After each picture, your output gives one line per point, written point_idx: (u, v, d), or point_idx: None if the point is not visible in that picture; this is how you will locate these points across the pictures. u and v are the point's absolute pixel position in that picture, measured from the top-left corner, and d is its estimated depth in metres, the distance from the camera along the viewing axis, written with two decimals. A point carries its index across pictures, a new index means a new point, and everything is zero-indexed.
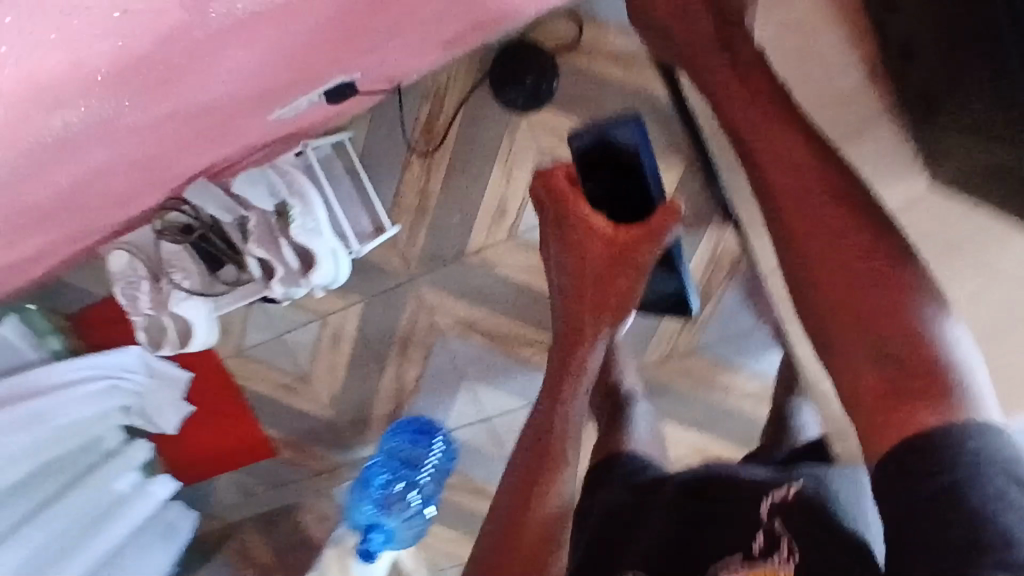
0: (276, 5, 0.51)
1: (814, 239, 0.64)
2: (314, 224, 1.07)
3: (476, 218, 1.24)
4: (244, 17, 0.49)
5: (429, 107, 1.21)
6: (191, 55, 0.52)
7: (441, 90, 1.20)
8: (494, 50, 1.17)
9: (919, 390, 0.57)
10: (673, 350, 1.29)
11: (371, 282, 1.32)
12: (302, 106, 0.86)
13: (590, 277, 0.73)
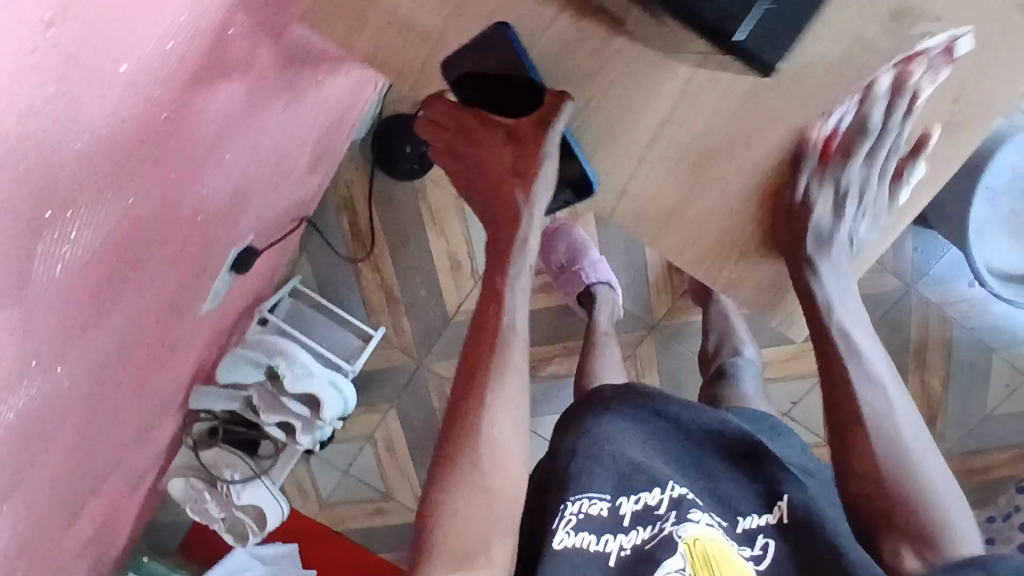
0: (98, 237, 0.56)
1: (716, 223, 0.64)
2: (306, 370, 1.14)
3: (440, 281, 1.31)
4: (74, 262, 0.54)
5: (347, 217, 1.27)
6: (57, 313, 0.57)
7: (347, 198, 1.26)
8: (367, 140, 1.24)
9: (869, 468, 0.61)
10: (675, 296, 1.31)
11: (390, 385, 1.39)
12: (223, 288, 0.93)
13: (501, 168, 0.64)
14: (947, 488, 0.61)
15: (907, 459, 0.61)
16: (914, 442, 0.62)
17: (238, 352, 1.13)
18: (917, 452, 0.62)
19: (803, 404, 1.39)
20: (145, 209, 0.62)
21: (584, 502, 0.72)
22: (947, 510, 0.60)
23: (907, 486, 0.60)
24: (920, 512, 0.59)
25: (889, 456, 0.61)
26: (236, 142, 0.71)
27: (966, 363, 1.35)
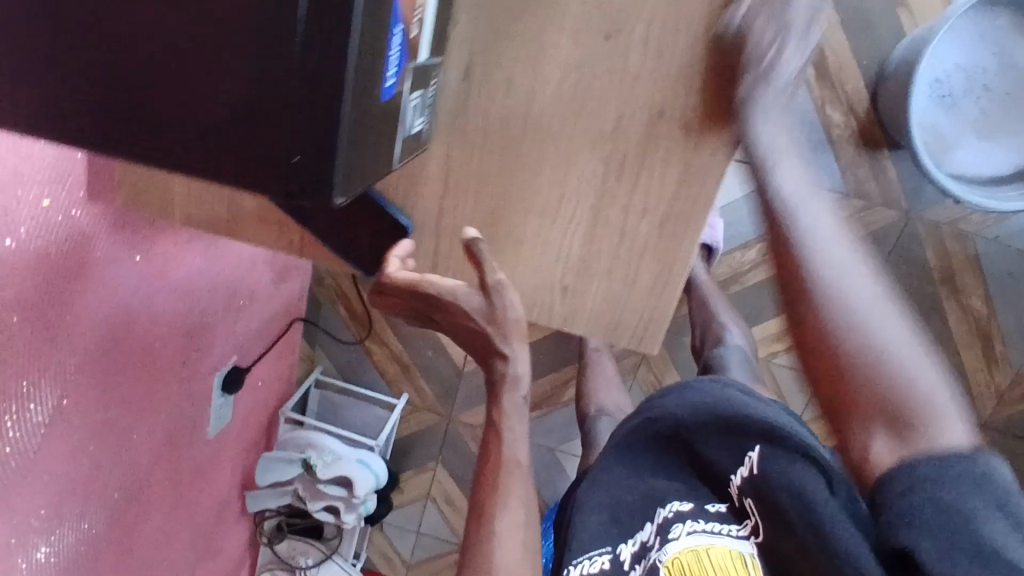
0: (44, 424, 0.68)
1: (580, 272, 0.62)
2: (334, 455, 1.24)
3: (440, 339, 1.37)
4: (29, 449, 0.67)
5: (342, 304, 1.35)
6: (34, 488, 0.69)
7: (337, 287, 1.33)
8: None
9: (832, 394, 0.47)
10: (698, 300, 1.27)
11: (429, 445, 1.46)
12: (222, 408, 1.05)
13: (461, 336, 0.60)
14: (933, 378, 0.45)
15: (875, 322, 0.46)
16: (893, 315, 0.46)
17: (274, 454, 1.25)
18: (897, 333, 0.46)
19: None
20: (92, 381, 0.74)
21: (584, 563, 0.68)
22: (928, 383, 0.45)
23: (862, 358, 0.45)
24: (887, 392, 0.45)
25: (838, 313, 0.46)
26: (159, 299, 0.82)
27: (1006, 275, 1.25)
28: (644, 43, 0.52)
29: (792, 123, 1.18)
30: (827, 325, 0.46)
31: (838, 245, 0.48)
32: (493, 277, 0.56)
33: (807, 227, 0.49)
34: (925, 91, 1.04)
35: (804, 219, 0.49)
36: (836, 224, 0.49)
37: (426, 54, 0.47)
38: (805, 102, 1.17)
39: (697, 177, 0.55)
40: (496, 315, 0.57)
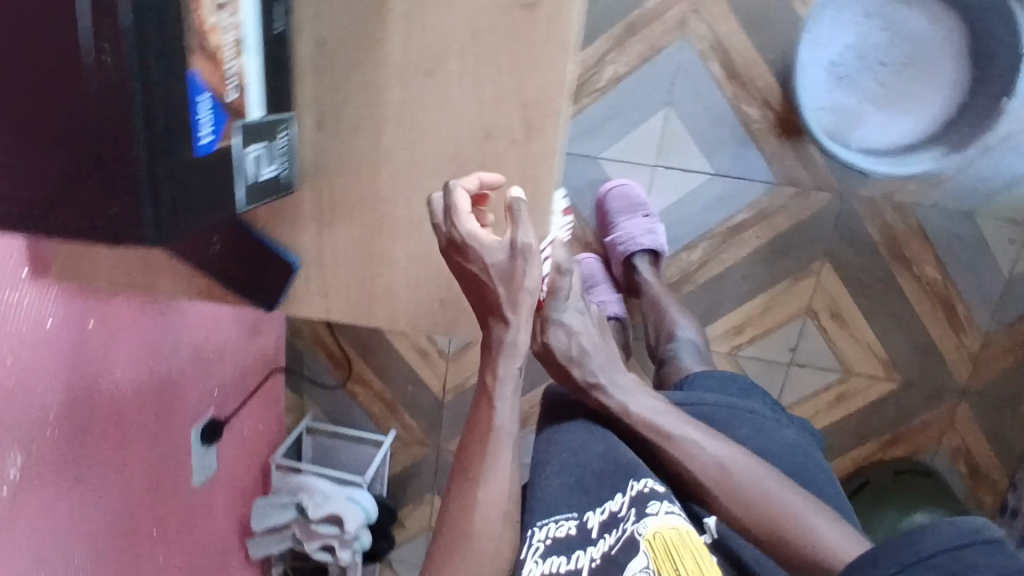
0: (18, 475, 0.77)
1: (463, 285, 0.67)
2: (325, 494, 1.30)
3: (418, 373, 1.43)
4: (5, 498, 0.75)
5: (321, 350, 1.43)
6: (16, 534, 0.78)
7: (314, 335, 1.41)
8: None
9: (763, 543, 0.80)
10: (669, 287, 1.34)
11: (423, 478, 1.50)
12: (202, 457, 1.13)
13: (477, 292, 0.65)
14: (821, 517, 0.79)
15: (771, 501, 0.80)
16: (779, 491, 0.81)
17: (266, 500, 1.31)
18: (786, 498, 0.81)
19: (803, 346, 1.35)
20: (63, 428, 0.83)
21: (551, 526, 0.83)
22: (817, 529, 0.78)
23: (778, 527, 0.79)
24: (800, 539, 0.78)
25: (748, 503, 0.81)
26: (123, 356, 0.91)
27: (953, 239, 1.26)
28: (462, 74, 0.60)
29: (712, 124, 1.25)
30: (747, 515, 0.81)
31: (727, 462, 0.83)
32: (525, 239, 0.62)
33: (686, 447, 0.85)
34: (822, 74, 1.09)
35: (688, 440, 0.85)
36: (709, 438, 0.85)
37: (259, 111, 0.56)
38: (719, 104, 1.24)
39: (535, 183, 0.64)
40: (514, 276, 0.64)
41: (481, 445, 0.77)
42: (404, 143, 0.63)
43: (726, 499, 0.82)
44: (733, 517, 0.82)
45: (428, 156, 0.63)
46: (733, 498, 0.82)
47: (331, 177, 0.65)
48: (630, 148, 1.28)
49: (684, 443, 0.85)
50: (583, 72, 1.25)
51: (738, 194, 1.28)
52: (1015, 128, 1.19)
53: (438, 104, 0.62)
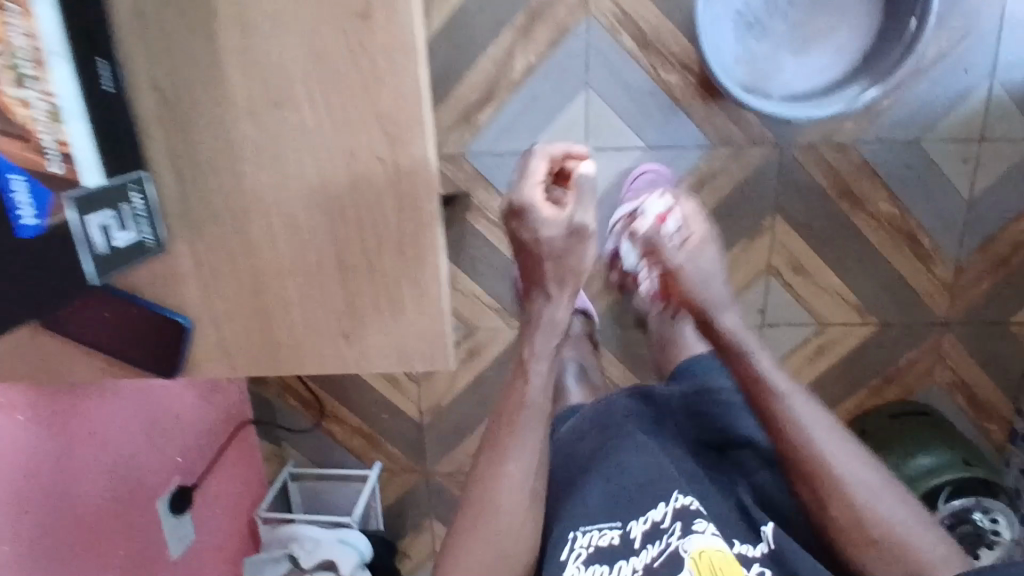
0: None
1: (360, 316, 0.65)
2: (315, 540, 1.27)
3: (392, 401, 1.40)
4: None
5: (290, 396, 1.40)
6: None
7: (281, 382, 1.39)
8: None
9: (860, 541, 0.76)
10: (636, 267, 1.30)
11: (417, 506, 1.45)
12: (177, 528, 1.11)
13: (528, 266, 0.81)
14: (933, 544, 0.74)
15: (882, 513, 0.75)
16: (890, 505, 0.76)
17: (257, 558, 1.28)
18: (896, 513, 0.75)
19: (772, 304, 1.31)
20: (18, 520, 0.82)
21: (594, 535, 0.82)
22: (925, 540, 0.74)
23: (883, 542, 0.74)
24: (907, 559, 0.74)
25: (855, 509, 0.76)
26: (63, 444, 0.89)
27: (903, 169, 1.22)
28: (308, 100, 0.58)
29: (634, 98, 1.23)
30: (852, 521, 0.76)
31: (842, 456, 0.78)
32: (578, 217, 0.74)
33: (811, 428, 0.80)
34: (731, 27, 1.05)
35: (807, 421, 0.80)
36: (832, 424, 0.81)
37: (94, 178, 0.57)
38: (637, 76, 1.22)
39: (412, 200, 0.60)
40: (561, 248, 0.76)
41: (505, 425, 0.84)
42: (268, 182, 0.61)
43: (833, 497, 0.77)
44: (839, 506, 0.77)
45: (297, 190, 0.61)
46: (839, 500, 0.77)
47: (205, 229, 0.63)
48: (558, 138, 1.26)
49: (801, 426, 0.80)
50: (495, 69, 1.23)
51: (675, 164, 1.25)
52: (942, 46, 1.16)
53: (291, 136, 0.59)
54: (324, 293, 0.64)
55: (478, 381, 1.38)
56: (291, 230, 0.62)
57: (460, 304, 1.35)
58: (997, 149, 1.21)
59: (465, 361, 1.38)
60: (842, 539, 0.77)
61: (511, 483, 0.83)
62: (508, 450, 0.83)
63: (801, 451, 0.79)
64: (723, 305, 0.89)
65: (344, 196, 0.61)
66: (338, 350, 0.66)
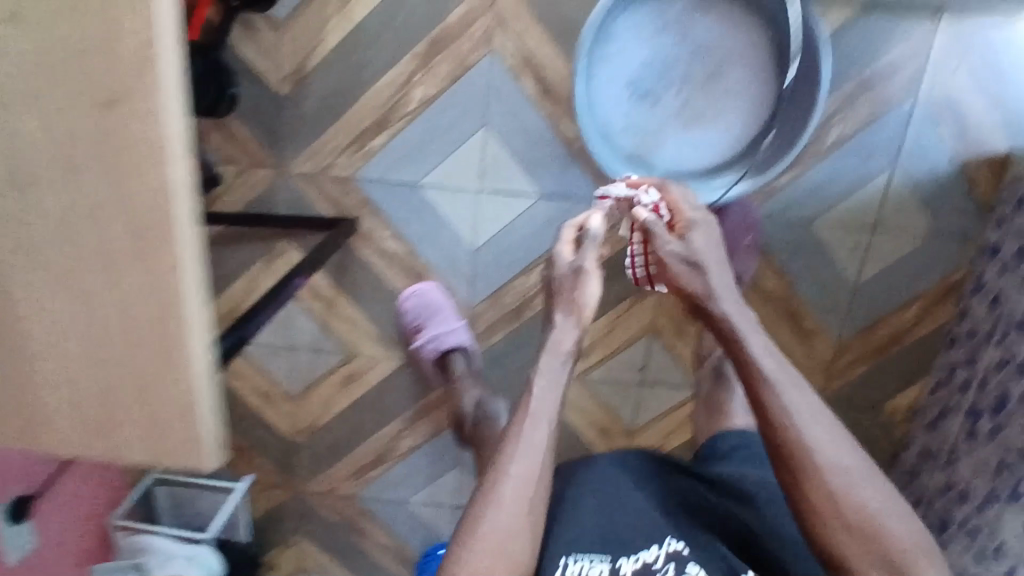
0: None
1: (113, 408, 0.61)
2: (166, 555, 1.25)
3: (265, 415, 1.37)
4: None
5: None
6: None
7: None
8: None
9: (840, 526, 0.75)
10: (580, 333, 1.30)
11: (286, 520, 1.44)
12: (15, 535, 1.08)
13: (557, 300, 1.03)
14: (911, 533, 0.75)
15: (864, 500, 0.76)
16: (871, 499, 0.76)
17: (105, 565, 1.24)
18: (876, 501, 0.76)
19: (653, 365, 1.30)
20: None
21: (584, 562, 0.84)
22: (898, 533, 0.75)
23: (863, 531, 0.75)
24: (892, 550, 0.74)
25: (837, 501, 0.76)
26: None
27: (792, 248, 1.21)
28: (53, 186, 0.54)
29: (532, 144, 1.20)
30: (835, 510, 0.76)
31: (826, 446, 0.77)
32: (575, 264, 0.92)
33: (800, 411, 0.79)
34: (620, 92, 1.02)
35: (797, 408, 0.79)
36: (821, 408, 0.80)
37: None
38: (537, 124, 1.18)
39: (167, 295, 0.56)
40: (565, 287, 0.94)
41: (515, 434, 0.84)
42: (10, 263, 0.57)
43: (817, 485, 0.76)
44: (823, 492, 0.76)
45: (44, 277, 0.57)
46: (823, 490, 0.76)
47: None
48: (452, 174, 1.22)
49: (789, 414, 0.78)
50: (392, 95, 1.18)
51: (566, 215, 1.23)
52: (843, 131, 1.13)
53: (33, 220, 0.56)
54: (77, 380, 0.61)
55: (353, 406, 1.36)
56: (35, 316, 0.59)
57: (342, 330, 1.31)
58: (887, 238, 1.20)
59: (344, 385, 1.35)
60: (825, 529, 0.76)
61: (502, 514, 0.80)
62: (501, 479, 0.82)
63: (790, 439, 0.78)
64: (722, 296, 0.86)
65: (92, 287, 0.57)
66: (91, 438, 0.63)
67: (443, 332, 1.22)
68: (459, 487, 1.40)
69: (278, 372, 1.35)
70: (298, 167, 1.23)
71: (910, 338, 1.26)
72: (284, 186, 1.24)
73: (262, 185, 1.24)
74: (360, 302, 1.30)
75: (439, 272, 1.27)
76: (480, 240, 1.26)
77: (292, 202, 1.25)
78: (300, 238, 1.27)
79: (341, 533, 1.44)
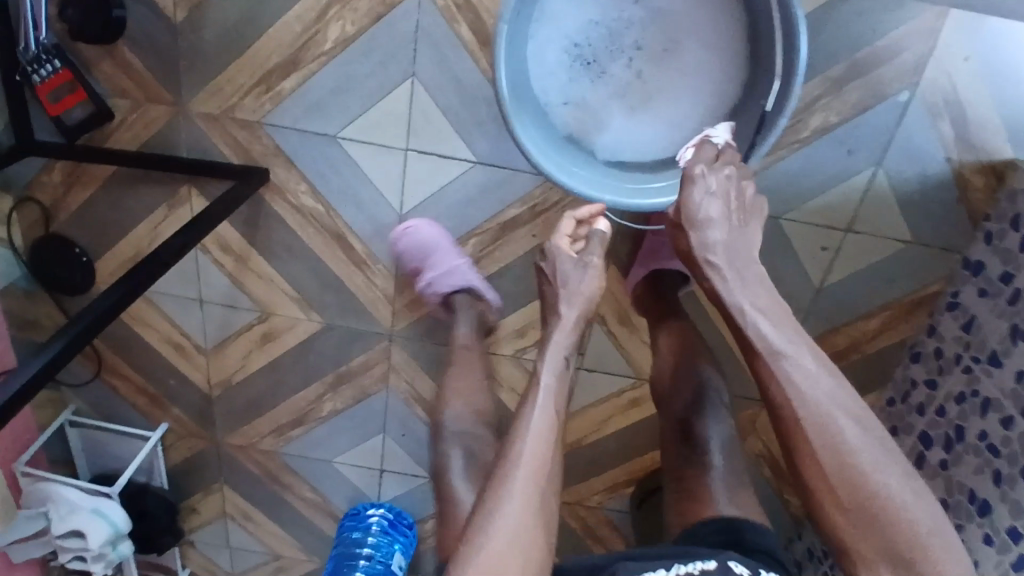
0: None
1: None
2: (70, 507, 1.20)
3: (178, 368, 1.29)
4: None
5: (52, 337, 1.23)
6: None
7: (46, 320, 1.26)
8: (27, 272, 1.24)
9: (849, 512, 0.63)
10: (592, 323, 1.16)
11: (207, 470, 1.39)
12: None
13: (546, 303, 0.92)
14: (935, 517, 0.61)
15: (878, 483, 0.62)
16: (887, 483, 0.62)
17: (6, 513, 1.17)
18: (893, 483, 0.62)
19: (593, 352, 1.19)
20: None
21: None
22: (921, 516, 0.61)
23: (871, 522, 0.62)
24: (918, 540, 0.61)
25: (839, 485, 0.63)
26: None
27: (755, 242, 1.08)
28: None
29: (466, 101, 1.04)
30: (836, 496, 0.63)
31: (835, 418, 0.64)
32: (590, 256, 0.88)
33: (801, 380, 0.65)
34: (561, 59, 0.86)
35: (798, 377, 0.65)
36: (829, 372, 0.66)
37: None
38: (471, 76, 1.02)
39: None
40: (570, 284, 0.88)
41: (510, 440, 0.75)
42: None
43: (816, 466, 0.64)
44: (829, 476, 0.63)
45: None
46: (822, 472, 0.64)
47: None
48: (375, 129, 1.07)
49: (790, 385, 0.65)
50: (303, 29, 1.01)
51: (503, 184, 1.09)
52: (828, 118, 1.00)
53: None
54: None
55: (269, 367, 1.27)
56: None
57: (255, 287, 1.20)
58: (860, 244, 1.08)
59: (259, 344, 1.25)
60: (826, 511, 0.64)
61: (506, 528, 0.70)
62: (506, 489, 0.72)
63: (788, 414, 0.65)
64: (728, 266, 0.71)
65: None
66: None
67: (439, 274, 1.07)
68: (383, 453, 1.33)
69: (189, 326, 1.25)
70: (197, 106, 1.07)
71: (872, 347, 1.15)
72: (184, 126, 1.09)
73: (158, 123, 1.09)
74: (275, 259, 1.17)
75: (361, 236, 1.14)
76: (406, 207, 1.12)
77: (193, 145, 1.10)
78: (204, 186, 1.14)
79: (264, 487, 1.39)
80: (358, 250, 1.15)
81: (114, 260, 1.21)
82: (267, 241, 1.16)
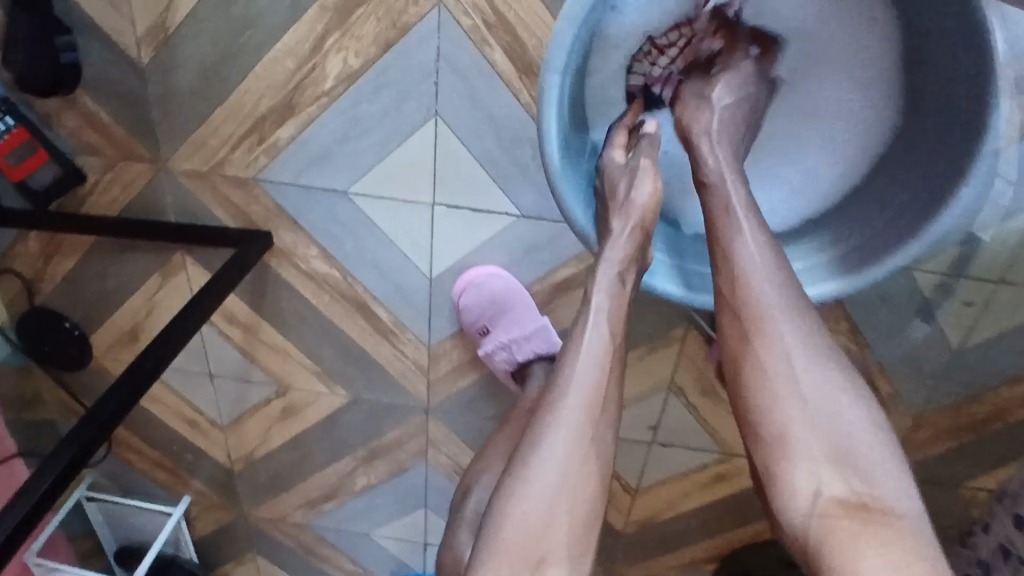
0: None
1: None
2: None
3: (194, 441, 1.15)
4: None
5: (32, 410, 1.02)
6: None
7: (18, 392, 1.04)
8: None
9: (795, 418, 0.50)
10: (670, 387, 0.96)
11: (236, 541, 1.26)
12: None
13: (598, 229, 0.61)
14: (877, 431, 0.50)
15: (829, 393, 0.51)
16: (843, 390, 0.51)
17: None
18: (839, 393, 0.51)
19: (667, 424, 1.00)
20: None
21: None
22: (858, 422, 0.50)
23: (828, 422, 0.50)
24: (863, 455, 0.49)
25: (801, 376, 0.51)
26: None
27: (876, 300, 0.86)
28: None
29: (505, 144, 0.82)
30: (792, 388, 0.51)
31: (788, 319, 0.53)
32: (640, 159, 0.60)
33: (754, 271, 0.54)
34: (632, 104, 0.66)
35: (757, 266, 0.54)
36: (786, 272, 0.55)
37: None
38: (509, 114, 0.81)
39: None
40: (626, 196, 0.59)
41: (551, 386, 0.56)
42: None
43: (766, 363, 0.52)
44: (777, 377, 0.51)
45: None
46: (785, 360, 0.51)
47: None
48: (395, 182, 0.87)
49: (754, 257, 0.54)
50: (298, 66, 0.80)
51: (554, 239, 0.88)
52: None
53: None
54: None
55: (292, 440, 1.11)
56: None
57: (269, 360, 1.03)
58: (1015, 299, 0.84)
59: (280, 418, 1.09)
60: (763, 418, 0.51)
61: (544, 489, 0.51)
62: (550, 417, 0.53)
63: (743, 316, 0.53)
64: (722, 138, 0.59)
65: None
66: None
67: (518, 338, 0.89)
68: (425, 527, 1.17)
69: (201, 399, 1.10)
70: (180, 163, 0.88)
71: (1018, 416, 0.93)
72: (167, 186, 0.91)
73: (138, 183, 0.91)
74: (288, 330, 1.00)
75: (385, 301, 0.95)
76: (436, 269, 0.92)
77: (181, 206, 0.92)
78: (199, 253, 0.96)
79: (298, 558, 1.26)
80: (383, 318, 0.97)
81: (109, 331, 1.06)
82: (278, 309, 0.99)
